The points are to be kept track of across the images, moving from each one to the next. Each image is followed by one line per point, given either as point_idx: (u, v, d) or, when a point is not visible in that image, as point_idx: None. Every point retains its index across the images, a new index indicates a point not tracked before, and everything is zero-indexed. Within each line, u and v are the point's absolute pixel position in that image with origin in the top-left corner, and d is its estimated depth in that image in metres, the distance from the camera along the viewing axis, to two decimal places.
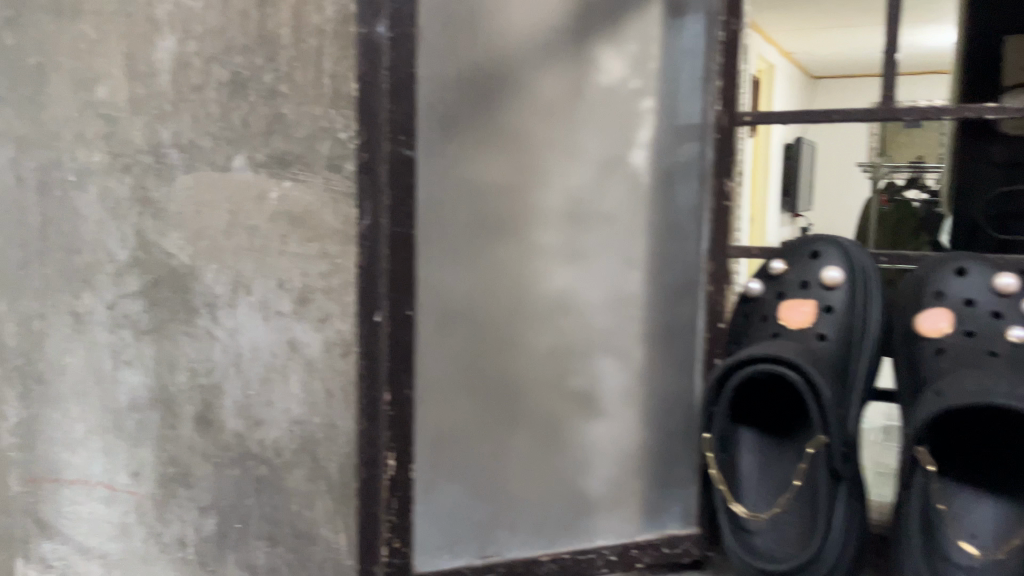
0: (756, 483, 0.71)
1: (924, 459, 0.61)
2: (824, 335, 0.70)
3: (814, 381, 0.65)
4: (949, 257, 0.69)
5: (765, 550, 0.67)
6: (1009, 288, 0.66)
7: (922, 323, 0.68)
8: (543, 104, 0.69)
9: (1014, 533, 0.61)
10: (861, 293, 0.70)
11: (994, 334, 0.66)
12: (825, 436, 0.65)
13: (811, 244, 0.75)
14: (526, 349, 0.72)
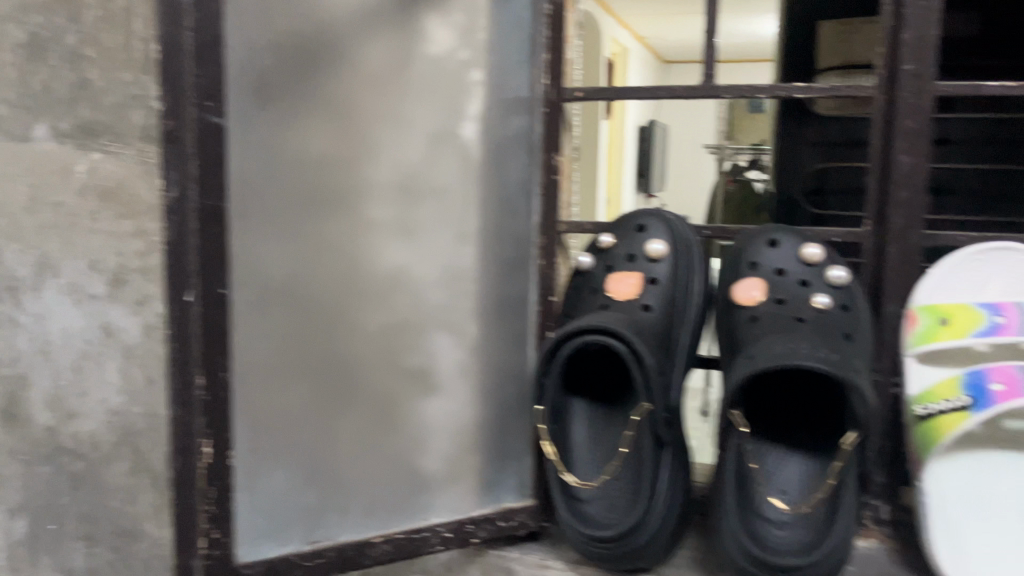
0: (586, 452, 0.73)
1: (735, 421, 0.65)
2: (649, 306, 0.71)
3: (639, 350, 0.66)
4: (763, 229, 0.73)
5: (595, 517, 0.69)
6: (815, 257, 0.71)
7: (738, 293, 0.71)
8: (367, 73, 0.67)
9: (818, 484, 0.66)
10: (684, 264, 0.72)
11: (801, 301, 0.70)
12: (649, 403, 0.67)
13: (637, 218, 0.77)
14: (356, 327, 0.69)
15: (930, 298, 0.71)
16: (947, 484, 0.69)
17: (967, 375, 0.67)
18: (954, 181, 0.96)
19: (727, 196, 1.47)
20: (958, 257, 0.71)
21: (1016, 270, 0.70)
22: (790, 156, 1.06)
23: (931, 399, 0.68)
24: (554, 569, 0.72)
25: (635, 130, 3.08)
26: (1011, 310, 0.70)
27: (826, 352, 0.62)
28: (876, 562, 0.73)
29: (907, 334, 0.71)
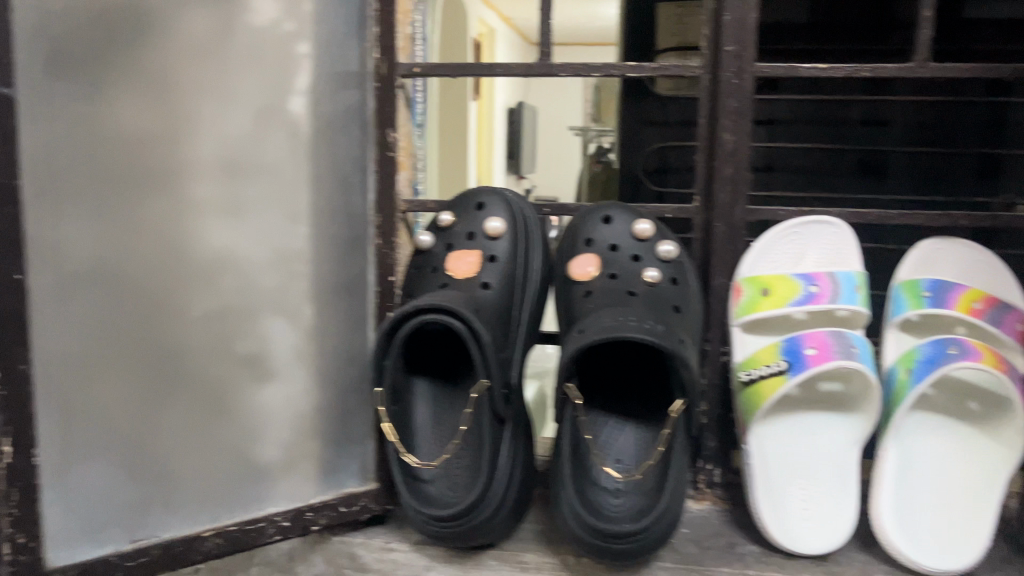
0: (428, 433, 0.73)
1: (569, 394, 0.66)
2: (487, 284, 0.71)
3: (475, 328, 0.66)
4: (598, 207, 0.75)
5: (437, 496, 0.68)
6: (645, 233, 0.73)
7: (574, 268, 0.73)
8: (181, 44, 0.63)
9: (649, 452, 0.68)
10: (522, 243, 0.73)
11: (633, 275, 0.72)
12: (488, 380, 0.67)
13: (476, 196, 0.76)
14: (179, 312, 0.66)
15: (752, 270, 0.76)
16: (769, 447, 0.74)
17: (785, 341, 0.71)
18: (780, 159, 1.02)
19: (592, 179, 1.49)
20: (777, 232, 0.77)
21: (828, 243, 0.76)
22: (633, 135, 1.09)
23: (753, 365, 0.72)
24: (396, 551, 0.73)
25: (501, 110, 3.09)
26: (824, 279, 0.74)
27: (652, 324, 0.64)
28: (707, 524, 0.76)
29: (733, 305, 0.75)
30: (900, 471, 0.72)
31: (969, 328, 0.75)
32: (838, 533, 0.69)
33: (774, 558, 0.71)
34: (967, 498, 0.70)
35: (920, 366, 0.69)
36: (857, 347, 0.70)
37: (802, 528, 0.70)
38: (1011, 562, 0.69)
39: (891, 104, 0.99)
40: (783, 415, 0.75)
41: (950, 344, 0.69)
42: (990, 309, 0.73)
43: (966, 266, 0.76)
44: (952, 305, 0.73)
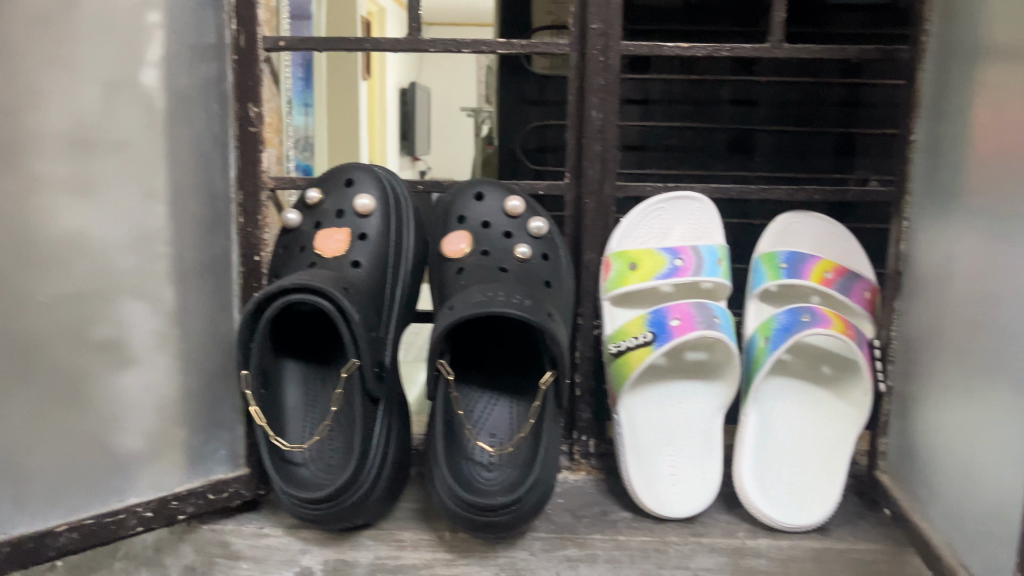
0: (300, 414, 0.71)
1: (443, 369, 0.65)
2: (358, 263, 0.70)
3: (343, 307, 0.64)
4: (470, 183, 0.75)
5: (308, 479, 0.68)
6: (517, 210, 0.73)
7: (446, 245, 0.72)
8: (18, 10, 0.58)
9: (521, 424, 0.69)
10: (394, 222, 0.73)
11: (504, 252, 0.72)
12: (358, 359, 0.66)
13: (345, 172, 0.75)
14: (26, 298, 0.62)
15: (621, 245, 0.78)
16: (639, 416, 0.76)
17: (652, 312, 0.73)
18: (653, 138, 1.05)
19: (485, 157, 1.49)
20: (643, 207, 0.79)
21: (693, 218, 0.79)
22: (512, 113, 1.09)
23: (622, 336, 0.74)
24: (271, 536, 0.72)
25: (393, 90, 3.04)
26: (688, 253, 0.77)
27: (521, 299, 0.64)
28: (582, 493, 0.78)
29: (603, 279, 0.77)
30: (761, 434, 0.75)
31: (823, 297, 0.79)
32: (703, 496, 0.73)
33: (644, 523, 0.73)
34: (821, 457, 0.74)
35: (776, 335, 0.73)
36: (718, 317, 0.73)
37: (671, 493, 0.73)
38: (859, 515, 0.74)
39: (757, 84, 1.02)
40: (650, 384, 0.78)
41: (803, 312, 0.72)
42: (840, 278, 0.77)
43: (819, 237, 0.80)
44: (806, 275, 0.77)
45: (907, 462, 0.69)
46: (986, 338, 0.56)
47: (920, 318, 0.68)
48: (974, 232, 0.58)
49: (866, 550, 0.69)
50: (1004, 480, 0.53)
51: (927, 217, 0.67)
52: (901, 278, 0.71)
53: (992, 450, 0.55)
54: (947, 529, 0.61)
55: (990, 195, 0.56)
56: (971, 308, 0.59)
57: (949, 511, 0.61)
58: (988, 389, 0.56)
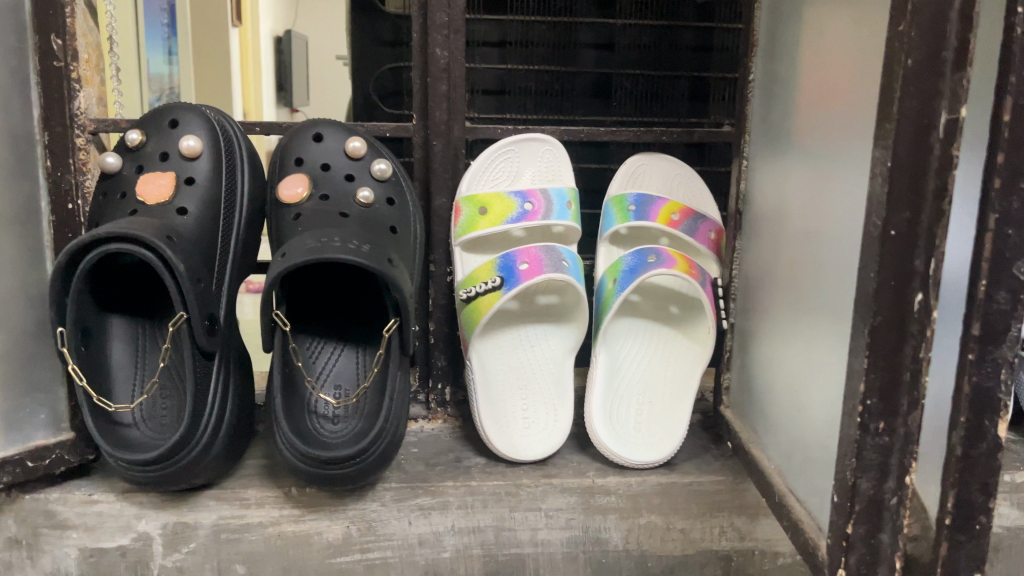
0: (126, 373, 0.67)
1: (278, 320, 0.63)
2: (185, 210, 0.66)
3: (167, 256, 0.60)
4: (309, 123, 0.71)
5: (139, 440, 0.64)
6: (359, 151, 0.70)
7: (282, 190, 0.68)
8: None
9: (367, 373, 0.67)
10: (225, 165, 0.69)
11: (345, 195, 0.69)
12: (186, 312, 0.62)
13: (169, 111, 0.69)
14: None
15: (472, 189, 0.76)
16: (490, 362, 0.76)
17: (501, 257, 0.72)
18: (510, 82, 1.02)
19: None
20: (493, 150, 0.76)
21: (544, 160, 0.78)
22: (368, 55, 1.04)
23: (472, 282, 0.73)
24: (103, 502, 0.68)
25: (268, 37, 2.90)
26: (538, 197, 0.76)
27: (358, 244, 0.61)
28: (436, 441, 0.77)
29: (453, 225, 0.75)
30: (610, 375, 0.76)
31: (672, 239, 0.81)
32: (556, 436, 0.73)
33: (498, 467, 0.73)
34: (667, 394, 0.76)
35: (624, 276, 0.73)
36: (566, 260, 0.72)
37: (523, 436, 0.73)
38: (704, 449, 0.77)
39: (615, 27, 1.01)
40: (502, 329, 0.77)
41: (649, 253, 0.74)
42: (686, 220, 0.79)
43: (668, 179, 0.81)
44: (653, 217, 0.78)
45: (746, 396, 0.72)
46: (811, 272, 0.58)
47: (757, 257, 0.70)
48: (802, 170, 0.60)
49: (708, 483, 0.72)
50: (824, 407, 0.56)
51: (763, 156, 0.68)
52: (741, 217, 0.73)
53: (815, 380, 0.57)
54: (777, 458, 0.64)
55: (815, 132, 0.57)
56: (799, 244, 0.61)
57: (780, 440, 0.64)
58: (813, 322, 0.58)
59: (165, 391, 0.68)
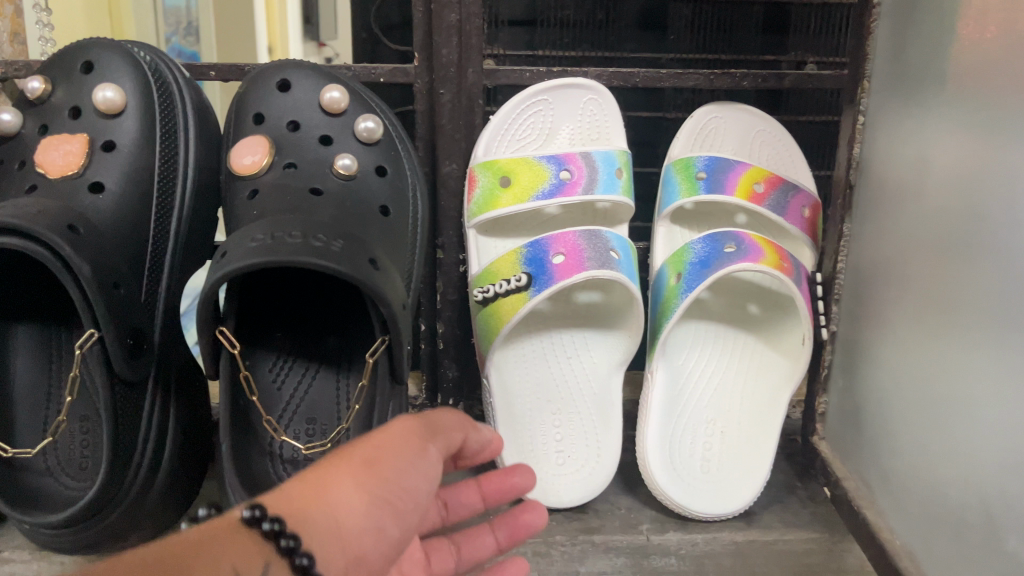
0: (27, 402, 0.50)
1: (223, 341, 0.46)
2: (101, 185, 0.50)
3: (64, 255, 0.43)
4: (276, 66, 0.55)
5: (48, 491, 0.47)
6: (338, 104, 0.53)
7: (235, 159, 0.52)
8: None
9: (350, 404, 0.51)
10: (159, 124, 0.52)
11: (319, 164, 0.53)
12: (97, 329, 0.44)
13: (83, 50, 0.52)
14: None
15: (490, 153, 0.57)
16: (513, 379, 0.60)
17: (528, 246, 0.54)
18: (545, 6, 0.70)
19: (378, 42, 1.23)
20: (518, 101, 0.58)
21: (586, 114, 0.59)
22: None
23: (489, 279, 0.55)
24: (15, 563, 0.52)
25: None
26: (578, 162, 0.57)
27: (326, 240, 0.44)
28: None
29: (468, 201, 0.57)
30: (671, 396, 0.59)
31: (751, 215, 0.63)
32: (599, 476, 0.56)
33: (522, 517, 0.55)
34: (745, 421, 0.58)
35: (691, 270, 0.55)
36: (616, 250, 0.54)
37: (556, 478, 0.56)
38: (789, 490, 0.58)
39: None
40: (528, 337, 0.61)
41: (725, 240, 0.55)
42: (773, 192, 0.60)
43: (747, 139, 0.62)
44: (730, 189, 0.59)
45: (854, 432, 0.54)
46: (981, 289, 0.40)
47: (877, 246, 0.50)
48: (976, 137, 0.41)
49: (798, 542, 0.53)
50: (1009, 495, 0.38)
51: (888, 111, 0.49)
52: (853, 192, 0.53)
53: (989, 447, 0.39)
54: (920, 529, 0.45)
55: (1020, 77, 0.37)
56: (957, 242, 0.42)
57: (926, 510, 0.45)
58: (993, 360, 0.39)
59: (85, 424, 0.51)
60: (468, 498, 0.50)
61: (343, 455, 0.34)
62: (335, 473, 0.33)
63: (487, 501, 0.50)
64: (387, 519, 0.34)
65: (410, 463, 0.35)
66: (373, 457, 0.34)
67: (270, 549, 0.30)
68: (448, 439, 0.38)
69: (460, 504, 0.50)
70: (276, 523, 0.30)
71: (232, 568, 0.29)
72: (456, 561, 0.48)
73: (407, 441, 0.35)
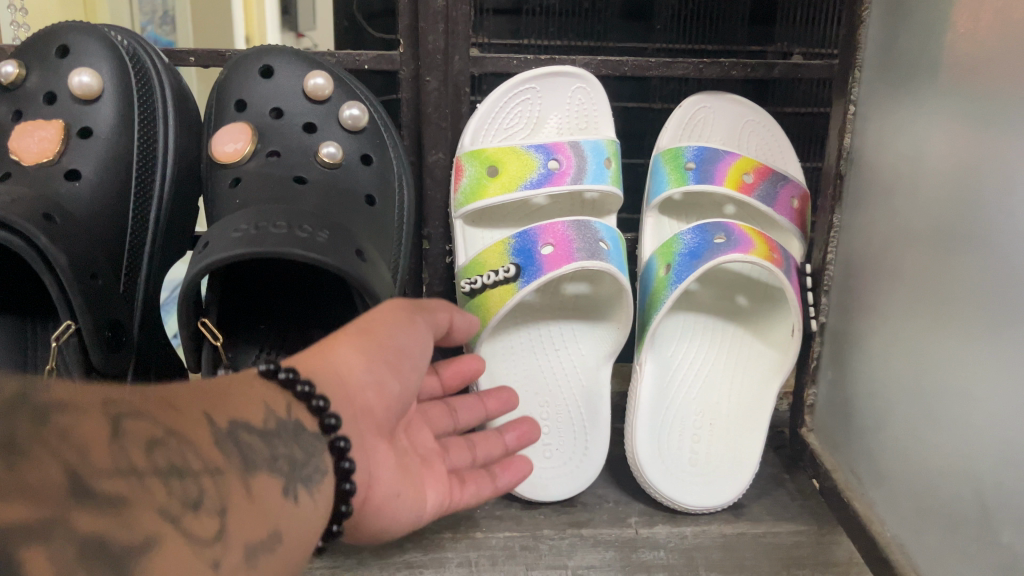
0: None
1: (205, 333, 0.45)
2: (78, 173, 0.49)
3: (40, 244, 0.41)
4: (257, 51, 0.53)
5: None
6: (322, 91, 0.53)
7: (216, 146, 0.51)
8: None
9: None
10: (137, 110, 0.50)
11: (304, 152, 0.52)
12: (74, 321, 0.43)
13: (59, 32, 0.51)
14: None
15: (477, 141, 0.57)
16: (501, 371, 0.59)
17: (517, 236, 0.54)
18: None
19: None
20: (505, 89, 0.58)
21: (574, 103, 0.59)
22: None
23: (477, 270, 0.55)
24: None
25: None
26: (566, 152, 0.56)
27: (312, 230, 0.43)
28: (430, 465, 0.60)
29: (454, 191, 0.56)
30: (660, 388, 0.59)
31: (739, 206, 0.62)
32: (588, 470, 0.55)
33: (509, 511, 0.54)
34: (734, 414, 0.58)
35: (681, 261, 0.55)
36: (606, 240, 0.54)
37: (545, 472, 0.55)
38: (777, 482, 0.58)
39: None
40: (515, 328, 0.61)
41: (715, 231, 0.55)
42: (762, 183, 0.59)
43: (735, 129, 0.62)
44: (719, 179, 0.58)
45: (843, 423, 0.53)
46: (975, 280, 0.40)
47: (867, 237, 0.50)
48: (972, 129, 0.40)
49: (787, 535, 0.53)
50: (1004, 485, 0.38)
51: (880, 101, 0.49)
52: (843, 182, 0.52)
53: (985, 440, 0.39)
54: (913, 521, 0.45)
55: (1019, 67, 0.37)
56: (950, 234, 0.42)
57: (920, 504, 0.44)
58: (989, 351, 0.39)
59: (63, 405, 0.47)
60: (473, 408, 0.52)
61: (340, 332, 0.39)
62: (334, 342, 0.38)
63: (491, 412, 0.53)
64: (386, 377, 0.39)
65: (399, 329, 0.40)
66: (366, 327, 0.39)
67: (290, 393, 0.34)
68: (436, 318, 0.43)
69: (466, 411, 0.52)
70: (290, 372, 0.34)
71: (262, 400, 0.32)
72: (472, 456, 0.50)
73: (395, 314, 0.41)
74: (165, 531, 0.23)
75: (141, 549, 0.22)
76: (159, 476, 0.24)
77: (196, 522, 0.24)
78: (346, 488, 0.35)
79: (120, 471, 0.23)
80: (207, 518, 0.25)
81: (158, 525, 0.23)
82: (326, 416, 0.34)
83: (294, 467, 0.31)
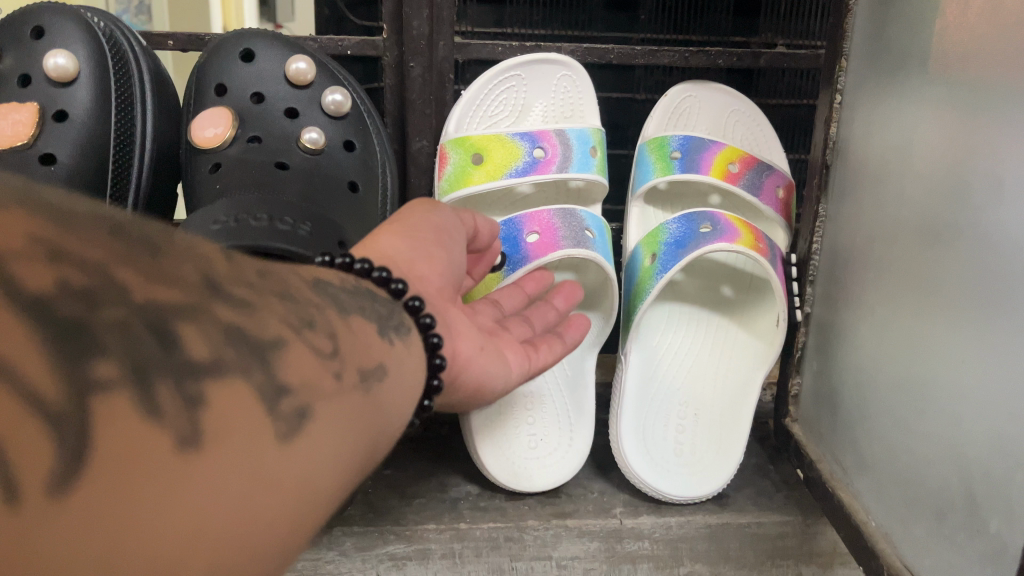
0: None
1: None
2: (54, 158, 0.48)
3: None
4: (236, 36, 0.53)
5: None
6: (304, 76, 0.52)
7: (195, 132, 0.50)
8: None
9: None
10: (114, 93, 0.49)
11: (286, 139, 0.51)
12: None
13: (35, 15, 0.50)
14: None
15: (462, 129, 0.56)
16: None
17: (501, 225, 0.53)
18: None
19: None
20: (489, 76, 0.57)
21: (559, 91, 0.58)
22: None
23: None
24: None
25: None
26: (552, 140, 0.56)
27: (293, 223, 0.42)
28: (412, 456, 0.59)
29: (438, 178, 0.56)
30: (643, 379, 0.58)
31: (724, 196, 0.62)
32: (571, 462, 0.55)
33: (494, 502, 0.54)
34: (718, 405, 0.58)
35: (667, 251, 0.55)
36: (591, 229, 0.53)
37: (529, 463, 0.54)
38: (762, 473, 0.58)
39: None
40: None
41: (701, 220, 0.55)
42: (748, 172, 0.59)
43: (720, 119, 0.62)
44: (705, 168, 0.58)
45: (829, 414, 0.53)
46: (964, 267, 0.40)
47: (853, 227, 0.50)
48: (960, 116, 0.40)
49: (772, 525, 0.52)
50: (993, 473, 0.37)
51: (868, 91, 0.48)
52: (829, 172, 0.52)
53: (973, 428, 0.39)
54: (901, 510, 0.45)
55: (1009, 54, 0.37)
56: (938, 222, 0.42)
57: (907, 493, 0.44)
58: (977, 339, 0.38)
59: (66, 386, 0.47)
60: (514, 295, 0.48)
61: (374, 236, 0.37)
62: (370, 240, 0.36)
63: (530, 292, 0.49)
64: (434, 250, 0.37)
65: (421, 215, 0.38)
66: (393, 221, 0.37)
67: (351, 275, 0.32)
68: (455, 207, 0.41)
69: (507, 295, 0.48)
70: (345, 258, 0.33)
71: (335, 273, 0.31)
72: (533, 329, 0.46)
73: (411, 205, 0.39)
74: (290, 335, 0.22)
75: (273, 344, 0.21)
76: (274, 296, 0.23)
77: (313, 337, 0.23)
78: (434, 341, 0.34)
79: (243, 280, 0.22)
80: (322, 335, 0.24)
81: (284, 330, 0.22)
82: (392, 283, 0.33)
83: (383, 316, 0.30)
